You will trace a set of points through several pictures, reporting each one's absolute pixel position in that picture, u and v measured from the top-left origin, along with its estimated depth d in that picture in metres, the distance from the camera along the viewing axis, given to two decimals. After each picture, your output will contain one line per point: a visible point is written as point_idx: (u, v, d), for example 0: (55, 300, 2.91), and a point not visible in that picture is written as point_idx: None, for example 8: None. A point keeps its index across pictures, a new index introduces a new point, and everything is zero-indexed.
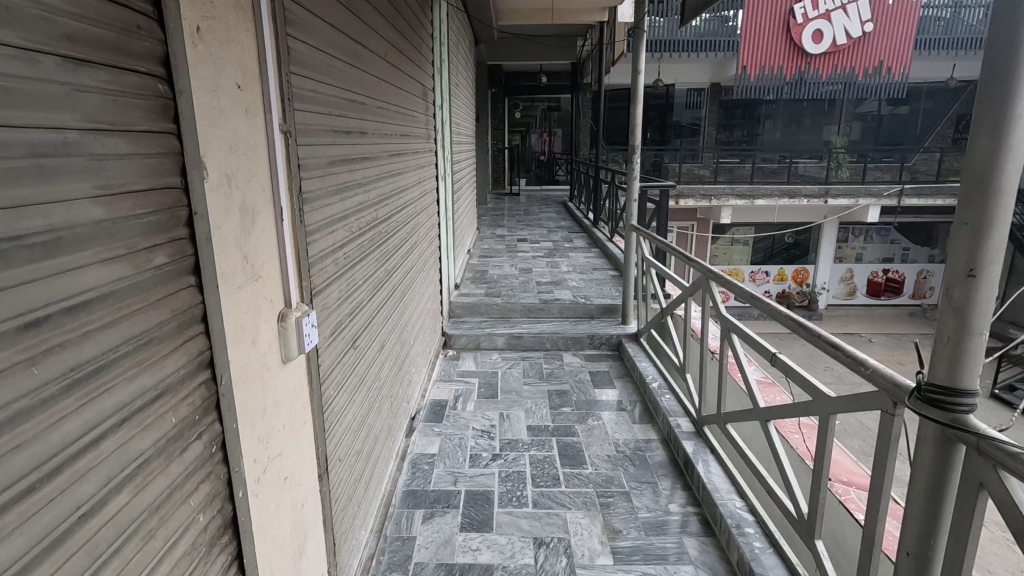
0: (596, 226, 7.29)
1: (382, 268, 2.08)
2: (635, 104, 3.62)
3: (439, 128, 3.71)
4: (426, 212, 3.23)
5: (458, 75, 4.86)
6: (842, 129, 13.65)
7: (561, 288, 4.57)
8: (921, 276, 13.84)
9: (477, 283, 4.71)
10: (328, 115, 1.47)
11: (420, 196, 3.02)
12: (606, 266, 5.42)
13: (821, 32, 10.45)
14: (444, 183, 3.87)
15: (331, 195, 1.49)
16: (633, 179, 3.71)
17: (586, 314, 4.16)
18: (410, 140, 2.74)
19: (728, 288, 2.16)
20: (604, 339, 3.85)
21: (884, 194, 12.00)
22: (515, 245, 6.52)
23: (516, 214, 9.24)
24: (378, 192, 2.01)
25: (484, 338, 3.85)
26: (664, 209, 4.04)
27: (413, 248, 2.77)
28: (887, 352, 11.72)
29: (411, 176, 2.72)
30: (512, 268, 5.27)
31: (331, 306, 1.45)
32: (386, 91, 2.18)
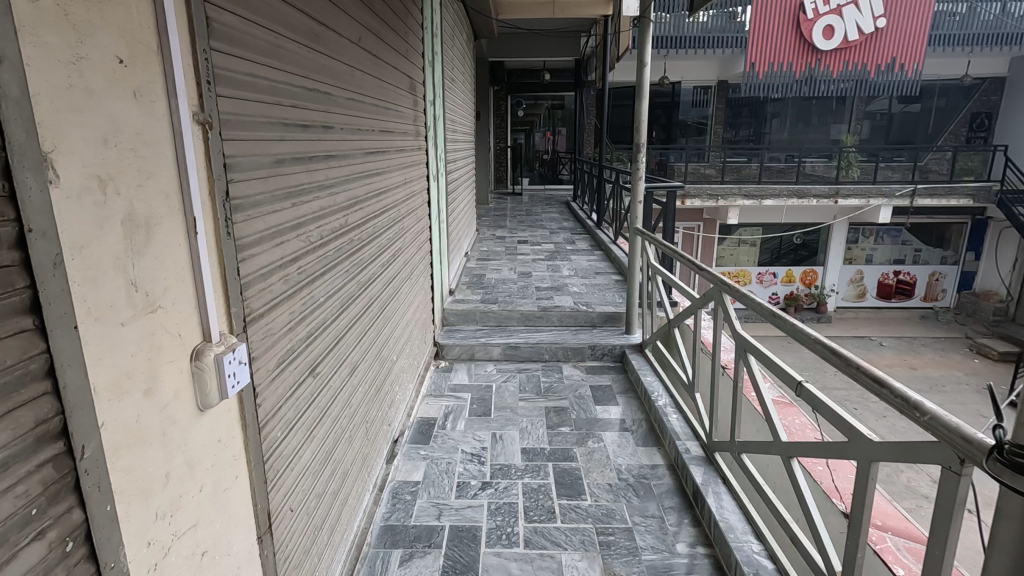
0: (599, 226, 7.06)
1: (356, 279, 1.86)
2: (641, 100, 3.38)
3: (431, 124, 3.47)
4: (415, 216, 3.00)
5: (455, 70, 4.63)
6: (852, 127, 13.31)
7: (561, 294, 4.34)
8: (932, 277, 13.68)
9: (474, 288, 4.48)
10: (276, 105, 1.24)
11: (408, 199, 2.80)
12: (609, 269, 5.19)
13: (833, 28, 10.22)
14: (437, 183, 3.63)
15: (280, 201, 1.26)
16: (638, 179, 3.46)
17: (587, 322, 3.92)
18: (395, 138, 2.52)
19: (746, 303, 1.92)
20: (606, 350, 3.61)
21: (896, 195, 11.82)
22: (515, 247, 6.29)
23: (518, 215, 9.03)
24: (350, 193, 1.79)
25: (478, 348, 3.62)
26: (671, 210, 3.77)
27: (397, 256, 2.54)
28: (899, 357, 11.47)
29: (395, 177, 2.49)
30: (511, 272, 5.04)
31: (277, 331, 1.23)
32: (361, 81, 1.95)
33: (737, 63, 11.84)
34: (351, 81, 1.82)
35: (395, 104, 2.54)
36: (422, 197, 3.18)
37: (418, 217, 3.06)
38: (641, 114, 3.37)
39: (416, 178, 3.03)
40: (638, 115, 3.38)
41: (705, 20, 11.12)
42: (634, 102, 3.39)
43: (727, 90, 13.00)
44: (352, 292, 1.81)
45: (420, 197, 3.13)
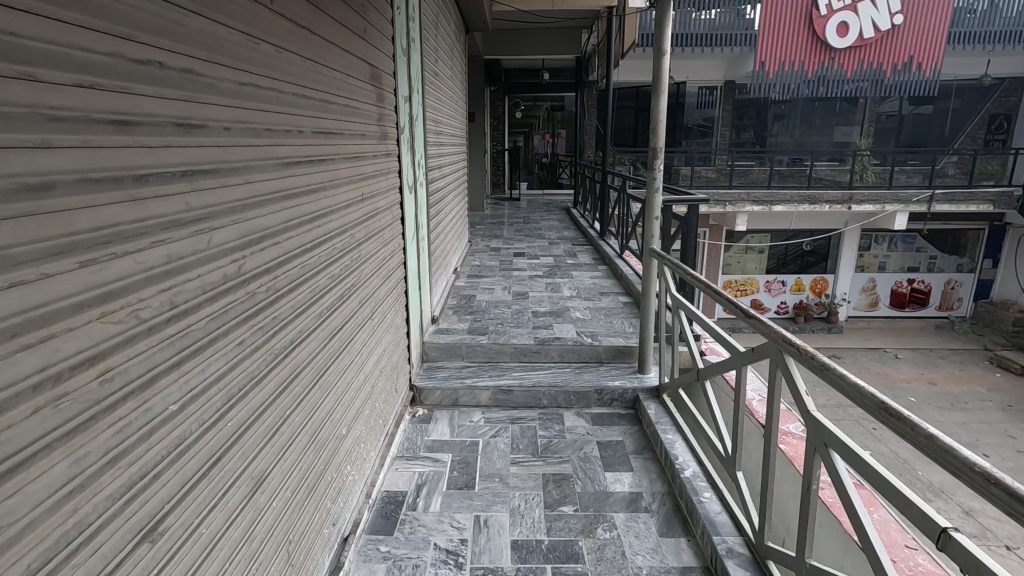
0: (603, 237, 6.47)
1: (263, 349, 1.26)
2: (659, 94, 2.80)
3: (406, 126, 2.87)
4: (379, 240, 2.38)
5: (441, 63, 4.05)
6: (864, 129, 12.72)
7: (562, 321, 3.76)
8: (948, 286, 13.11)
9: (462, 314, 3.89)
10: (20, 81, 0.64)
11: (366, 222, 2.19)
12: (615, 289, 4.61)
13: (847, 24, 9.69)
14: (413, 195, 3.04)
15: (44, 264, 0.67)
16: (655, 191, 2.88)
17: (593, 358, 3.31)
18: (346, 144, 1.91)
19: (838, 383, 1.31)
20: (616, 394, 3.04)
21: (914, 200, 11.25)
22: (509, 261, 5.69)
23: (516, 222, 8.47)
24: (250, 228, 1.20)
25: (463, 393, 3.05)
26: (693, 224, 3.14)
27: (350, 296, 1.95)
28: (916, 371, 10.89)
29: (345, 194, 1.90)
30: (505, 293, 4.44)
31: (17, 515, 0.64)
32: (281, 63, 1.36)
33: (746, 62, 11.26)
34: (256, 59, 1.22)
35: (348, 95, 1.93)
36: (389, 215, 2.56)
37: (382, 241, 2.44)
38: (660, 113, 2.79)
39: (380, 193, 2.40)
40: (655, 112, 2.80)
41: (713, 15, 10.53)
42: (651, 95, 2.81)
43: (734, 90, 12.41)
44: (251, 374, 1.20)
45: (386, 215, 2.51)
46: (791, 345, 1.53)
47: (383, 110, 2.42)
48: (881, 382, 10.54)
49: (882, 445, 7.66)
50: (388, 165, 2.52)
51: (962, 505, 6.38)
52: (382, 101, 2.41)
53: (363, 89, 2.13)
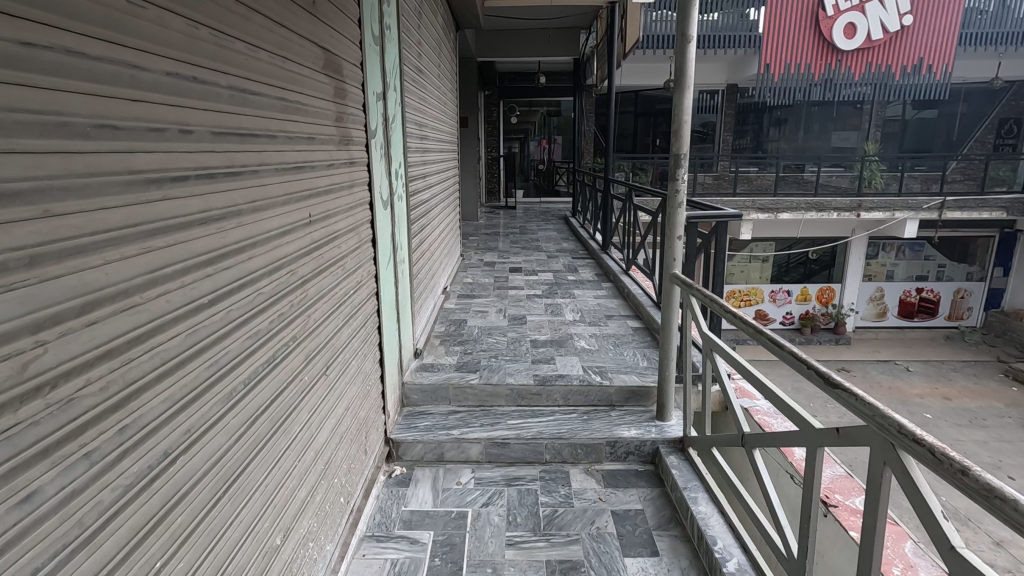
0: (605, 250, 5.99)
1: (95, 488, 0.76)
2: (685, 87, 2.32)
3: (378, 129, 2.39)
4: (337, 272, 1.86)
5: (425, 58, 3.57)
6: (870, 134, 12.31)
7: (565, 352, 3.28)
8: (957, 295, 12.68)
9: (450, 344, 3.39)
10: None
11: (317, 251, 1.67)
12: (622, 310, 4.14)
13: (855, 26, 9.27)
14: (388, 211, 2.54)
15: None
16: (680, 204, 2.40)
17: (603, 401, 2.82)
18: (280, 150, 1.38)
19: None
20: (632, 447, 2.55)
21: (924, 207, 10.86)
22: (504, 278, 5.20)
23: (512, 233, 7.99)
24: (53, 290, 0.70)
25: (449, 446, 2.56)
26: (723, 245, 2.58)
27: (292, 356, 1.45)
28: (929, 384, 10.43)
29: (283, 217, 1.41)
30: (500, 317, 3.94)
31: None
32: (145, 26, 0.87)
33: (749, 65, 10.84)
34: (63, 3, 0.71)
35: (283, 85, 1.40)
36: (353, 240, 2.04)
37: (342, 274, 1.92)
38: (684, 113, 2.32)
39: (339, 213, 1.88)
40: (679, 112, 2.34)
41: (714, 15, 10.14)
42: (674, 91, 2.34)
43: (736, 94, 12.00)
44: (55, 547, 0.70)
45: (348, 240, 1.99)
46: (920, 446, 1.03)
47: (341, 107, 1.89)
48: (894, 396, 10.07)
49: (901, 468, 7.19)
50: (351, 177, 2.00)
51: (992, 536, 5.91)
52: (340, 96, 1.88)
53: (310, 77, 1.60)
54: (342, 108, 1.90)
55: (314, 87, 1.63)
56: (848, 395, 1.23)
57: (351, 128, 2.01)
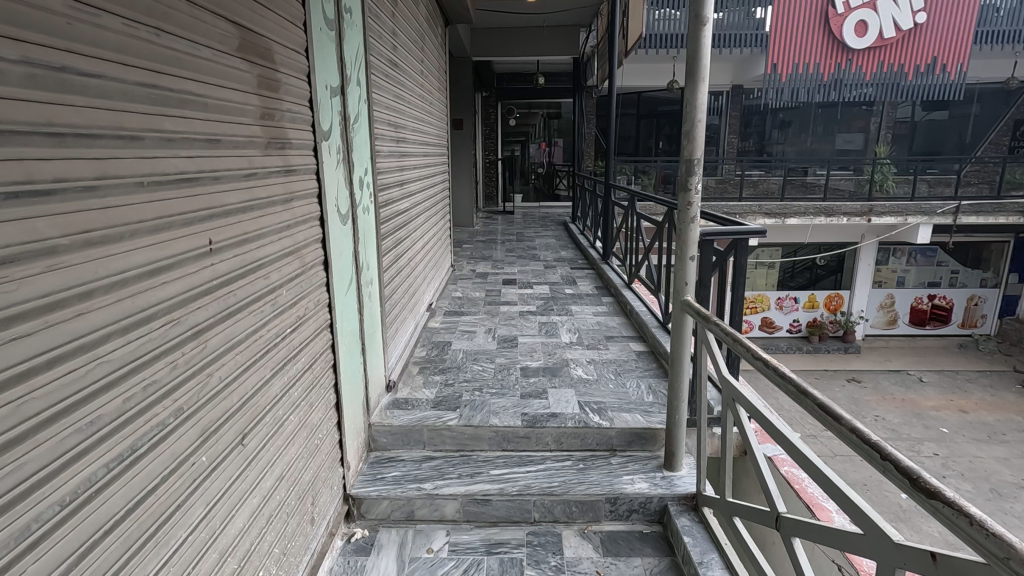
0: (606, 259, 5.62)
1: None
2: (699, 80, 1.93)
3: (333, 129, 2.00)
4: (262, 310, 1.45)
5: (403, 51, 3.20)
6: (879, 136, 11.93)
7: (559, 383, 2.89)
8: (970, 302, 12.27)
9: (430, 373, 3.00)
10: None
11: (226, 291, 1.27)
12: (624, 330, 3.75)
13: (866, 23, 8.92)
14: (348, 227, 2.15)
15: None
16: (692, 219, 2.01)
17: (602, 445, 2.43)
18: (146, 156, 0.98)
19: None
20: (635, 504, 2.16)
21: (938, 212, 10.48)
22: (497, 292, 4.81)
23: (508, 240, 7.64)
24: None
25: (419, 504, 2.16)
26: (742, 267, 2.15)
27: (173, 440, 1.06)
28: (944, 396, 10.00)
29: (158, 246, 1.02)
30: (488, 339, 3.54)
31: None
32: None
33: (756, 64, 10.47)
34: None
35: (158, 67, 1.02)
36: (291, 266, 1.64)
37: (272, 312, 1.52)
38: (698, 110, 1.93)
39: (266, 237, 1.48)
40: (691, 110, 1.95)
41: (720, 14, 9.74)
42: (685, 84, 1.94)
43: (743, 95, 11.60)
44: None
45: (283, 269, 1.59)
46: None
47: (267, 101, 1.48)
48: (908, 409, 9.63)
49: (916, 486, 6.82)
50: (286, 189, 1.60)
51: None
52: (265, 87, 1.47)
53: (209, 60, 1.20)
54: (270, 101, 1.50)
55: (216, 74, 1.23)
56: (957, 512, 0.84)
57: (286, 128, 1.60)
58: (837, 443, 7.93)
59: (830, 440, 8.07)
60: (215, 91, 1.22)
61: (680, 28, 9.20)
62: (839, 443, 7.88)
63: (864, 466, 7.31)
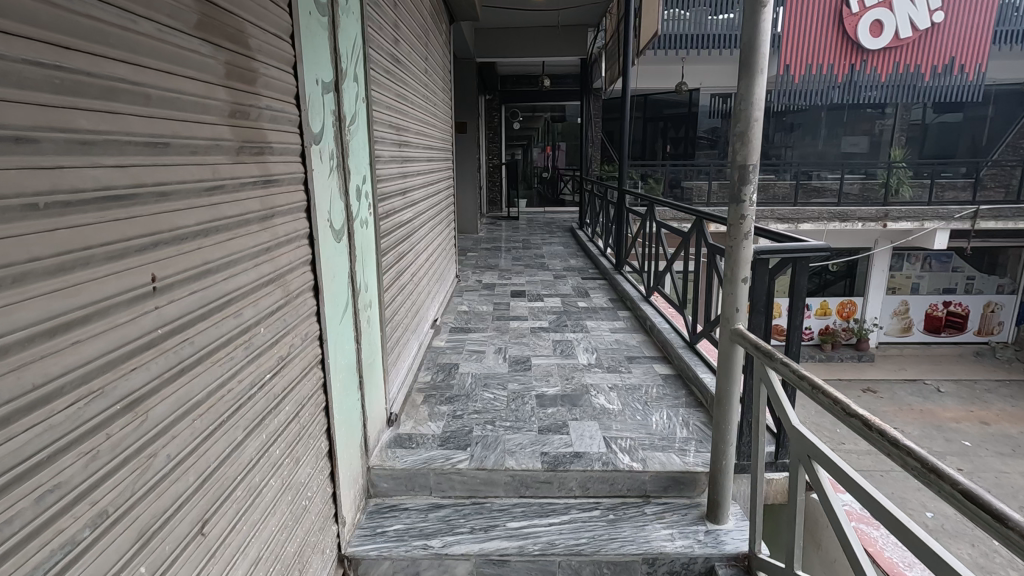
0: (619, 269, 5.32)
1: None
2: (756, 72, 1.63)
3: (324, 131, 1.71)
4: (232, 356, 1.15)
5: (406, 47, 2.91)
6: (893, 140, 11.63)
7: (580, 415, 2.58)
8: (987, 309, 11.90)
9: (435, 403, 2.69)
10: None
11: (179, 342, 0.97)
12: (646, 349, 3.45)
13: (882, 23, 8.52)
14: (342, 244, 1.85)
15: None
16: (745, 236, 1.72)
17: (634, 491, 2.13)
18: (41, 162, 0.69)
19: None
20: (677, 566, 1.86)
21: (956, 216, 10.18)
22: (505, 305, 4.50)
23: (514, 248, 7.34)
24: None
25: (427, 565, 1.86)
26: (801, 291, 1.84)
27: (98, 554, 0.77)
28: (964, 407, 9.65)
29: (62, 289, 0.71)
30: (499, 361, 3.24)
31: None
32: None
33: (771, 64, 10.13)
34: None
35: (68, 40, 0.73)
36: (269, 297, 1.33)
37: (245, 358, 1.21)
38: (754, 108, 1.64)
39: (235, 263, 1.17)
40: (746, 109, 1.66)
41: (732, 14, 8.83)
42: (740, 78, 1.65)
43: None
44: None
45: (259, 301, 1.28)
46: None
47: (236, 94, 1.17)
48: (928, 420, 9.28)
49: (943, 504, 6.51)
50: (263, 202, 1.29)
51: None
52: (234, 77, 1.17)
53: (150, 37, 0.90)
54: (241, 94, 1.19)
55: (162, 57, 0.93)
56: None
57: (263, 127, 1.30)
58: (858, 457, 7.60)
59: (851, 454, 7.74)
60: (157, 79, 0.92)
61: (691, 28, 8.90)
62: (860, 457, 7.57)
63: (888, 482, 6.99)
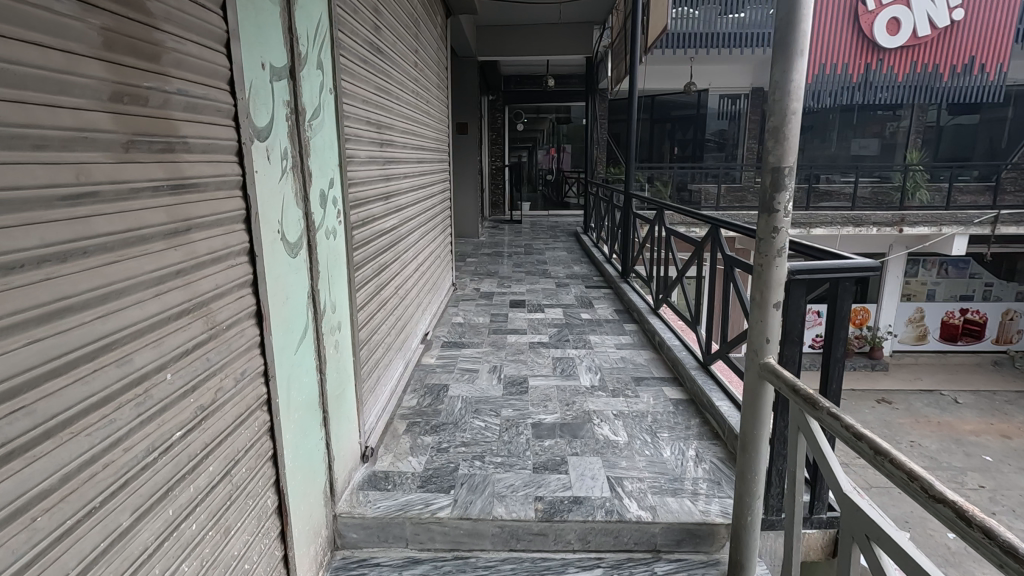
0: (625, 278, 5.03)
1: None
2: (795, 54, 1.34)
3: (274, 125, 1.43)
4: (112, 421, 0.86)
5: (392, 36, 2.63)
6: (909, 142, 11.22)
7: (580, 449, 2.28)
8: (1006, 316, 11.39)
9: (419, 432, 2.40)
10: None
11: (2, 418, 0.69)
12: (654, 369, 3.15)
13: (898, 22, 8.22)
14: (299, 259, 1.57)
15: None
16: (779, 252, 1.42)
17: (641, 545, 1.83)
18: None
19: None
20: None
21: (975, 221, 9.76)
22: (503, 317, 4.20)
23: (516, 254, 7.06)
24: None
25: None
26: (844, 320, 1.53)
27: None
28: (983, 420, 9.26)
29: None
30: (493, 382, 2.94)
31: None
32: None
33: None
34: None
35: None
36: (182, 334, 1.04)
37: (138, 419, 0.92)
38: (791, 99, 1.34)
39: (123, 296, 0.89)
40: (781, 99, 1.36)
41: (742, 13, 8.53)
42: (774, 62, 1.35)
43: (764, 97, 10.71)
44: None
45: (166, 341, 1.00)
46: None
47: (122, 70, 0.89)
48: (946, 433, 8.90)
49: None
50: (171, 212, 1.00)
51: None
52: (120, 48, 0.88)
53: None
54: (130, 72, 0.91)
55: None
56: None
57: (172, 116, 1.01)
58: (874, 473, 7.22)
59: (866, 470, 7.36)
60: None
61: (700, 27, 8.58)
62: (876, 474, 7.20)
63: (905, 501, 6.62)
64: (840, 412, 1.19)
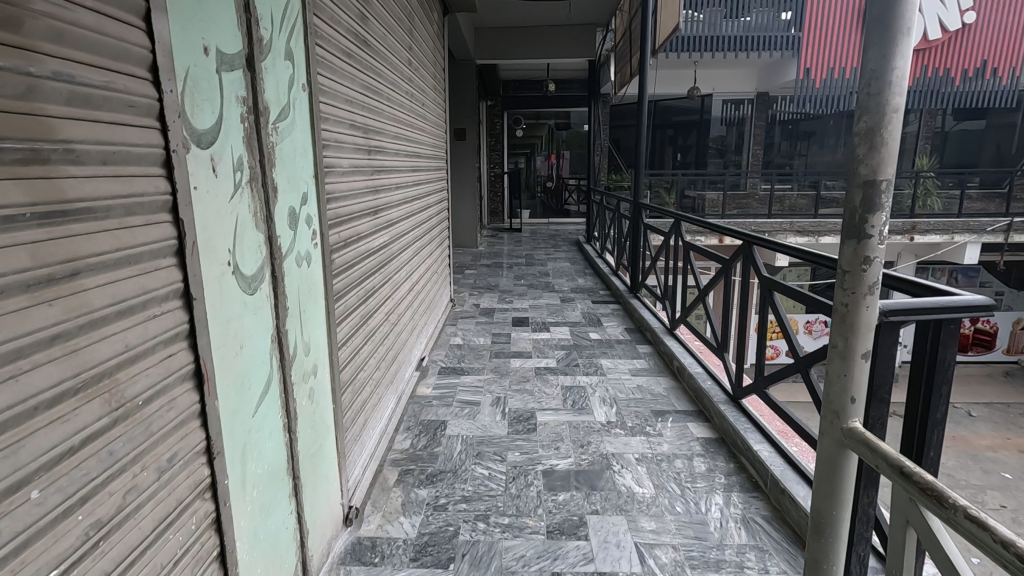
0: (634, 292, 4.72)
1: None
2: (899, 33, 1.02)
3: (222, 125, 1.11)
4: None
5: (382, 28, 2.34)
6: (917, 148, 10.96)
7: (601, 507, 1.94)
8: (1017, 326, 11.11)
9: (412, 484, 2.07)
10: None
11: None
12: (676, 400, 2.82)
13: None
14: (258, 295, 1.25)
15: None
16: (869, 289, 1.11)
17: None
18: None
19: None
20: None
21: (987, 229, 9.51)
22: (505, 338, 3.87)
23: (517, 265, 6.75)
24: None
25: None
26: (944, 372, 1.21)
27: None
28: (1000, 434, 8.92)
29: None
30: (495, 419, 2.61)
31: None
32: None
33: (787, 69, 9.18)
34: None
35: None
36: (60, 427, 0.71)
37: None
38: (893, 92, 1.03)
39: None
40: (881, 92, 1.04)
41: (748, 17, 8.24)
42: (871, 45, 1.04)
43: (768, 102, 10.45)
44: None
45: (24, 446, 0.67)
46: None
47: None
48: (962, 449, 8.56)
49: None
50: (35, 253, 0.68)
51: None
52: None
53: None
54: None
55: None
56: None
57: (40, 111, 0.70)
58: None
59: None
60: None
61: (706, 31, 8.31)
62: None
63: None
64: (983, 517, 0.86)
